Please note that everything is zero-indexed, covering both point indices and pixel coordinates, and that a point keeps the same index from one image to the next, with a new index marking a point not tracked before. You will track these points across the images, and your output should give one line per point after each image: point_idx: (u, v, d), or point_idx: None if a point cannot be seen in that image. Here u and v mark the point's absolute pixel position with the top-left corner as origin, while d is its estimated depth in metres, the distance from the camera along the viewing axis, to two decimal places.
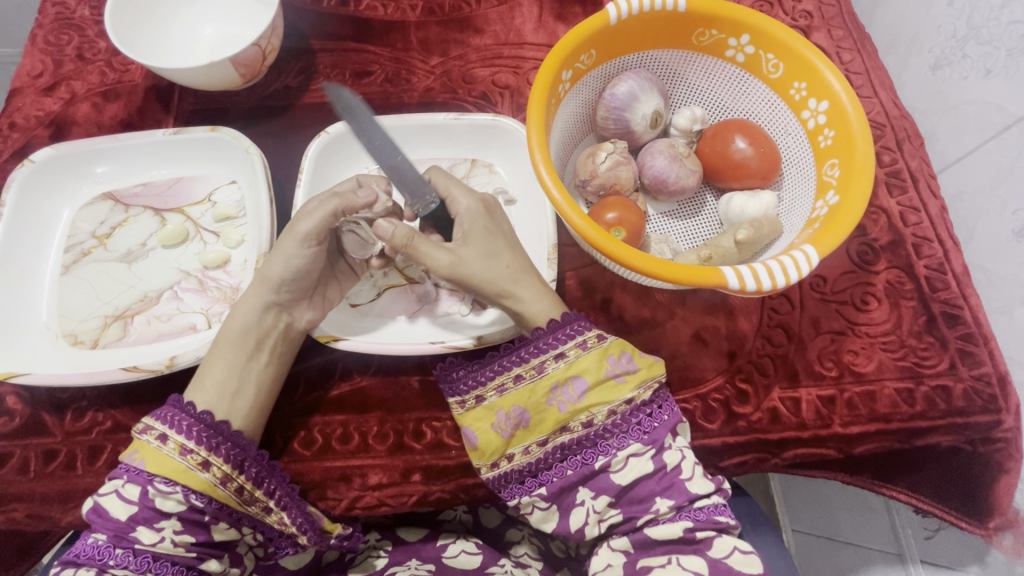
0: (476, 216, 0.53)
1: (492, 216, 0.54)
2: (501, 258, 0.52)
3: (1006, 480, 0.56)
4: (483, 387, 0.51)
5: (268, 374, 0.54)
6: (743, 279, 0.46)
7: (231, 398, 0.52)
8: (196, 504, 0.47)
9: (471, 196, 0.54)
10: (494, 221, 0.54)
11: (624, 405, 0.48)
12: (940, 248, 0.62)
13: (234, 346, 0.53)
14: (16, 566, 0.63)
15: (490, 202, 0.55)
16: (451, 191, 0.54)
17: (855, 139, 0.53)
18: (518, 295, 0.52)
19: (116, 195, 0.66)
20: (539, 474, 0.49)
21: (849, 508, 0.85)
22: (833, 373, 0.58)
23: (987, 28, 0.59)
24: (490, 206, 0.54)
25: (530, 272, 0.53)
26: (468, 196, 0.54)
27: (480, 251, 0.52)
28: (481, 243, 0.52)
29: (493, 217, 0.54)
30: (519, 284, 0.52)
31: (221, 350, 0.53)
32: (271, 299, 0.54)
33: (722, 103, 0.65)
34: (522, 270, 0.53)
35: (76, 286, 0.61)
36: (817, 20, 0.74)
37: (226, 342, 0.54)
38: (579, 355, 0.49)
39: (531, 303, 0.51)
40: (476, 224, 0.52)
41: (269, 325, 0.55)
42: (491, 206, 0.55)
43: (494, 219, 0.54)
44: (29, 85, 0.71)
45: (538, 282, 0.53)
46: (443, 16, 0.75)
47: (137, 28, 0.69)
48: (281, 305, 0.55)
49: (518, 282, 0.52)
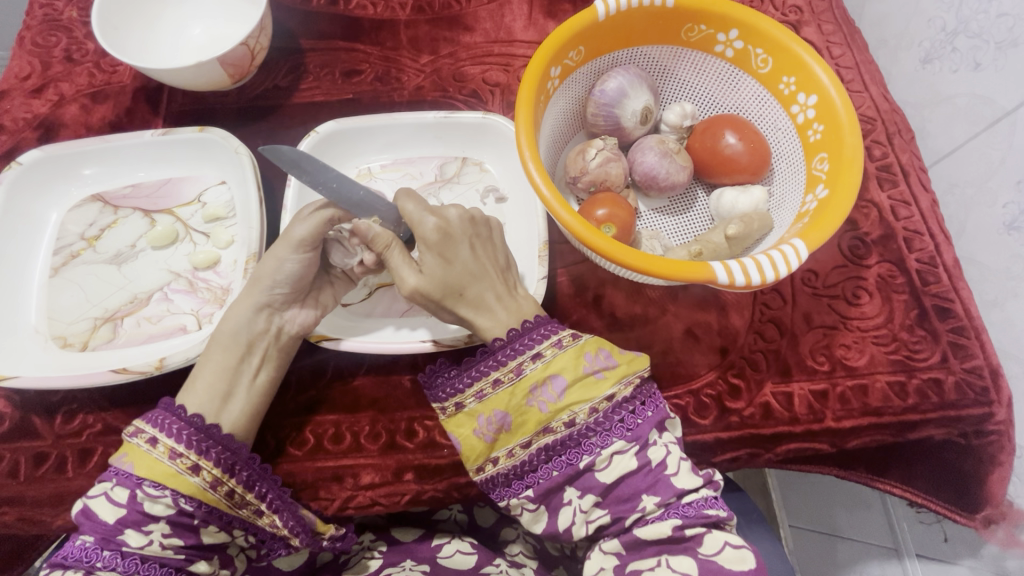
0: (431, 246, 0.50)
1: (451, 240, 0.51)
2: (461, 284, 0.51)
3: (999, 473, 0.56)
4: (462, 393, 0.51)
5: (262, 379, 0.54)
6: (732, 274, 0.46)
7: (222, 403, 0.52)
8: (185, 508, 0.47)
9: (428, 220, 0.51)
10: (452, 246, 0.51)
11: (605, 403, 0.48)
12: (932, 241, 0.62)
13: (226, 350, 0.53)
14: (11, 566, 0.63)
15: (450, 224, 0.51)
16: (409, 215, 0.52)
17: (844, 132, 0.53)
18: (477, 323, 0.52)
19: (105, 196, 0.66)
20: (525, 477, 0.49)
21: (845, 503, 0.85)
22: (825, 368, 0.58)
23: (976, 22, 0.59)
24: (448, 230, 0.51)
25: (490, 296, 0.52)
26: (425, 220, 0.51)
27: (438, 281, 0.50)
28: (438, 273, 0.50)
29: (452, 242, 0.51)
30: (478, 311, 0.51)
31: (212, 352, 0.53)
32: (261, 300, 0.54)
33: (713, 98, 0.65)
34: (482, 297, 0.51)
35: (66, 289, 0.61)
36: (807, 15, 0.74)
37: (218, 345, 0.53)
38: (555, 354, 0.49)
39: (487, 331, 0.51)
40: (431, 254, 0.50)
41: (260, 328, 0.55)
42: (452, 227, 0.51)
43: (453, 244, 0.51)
44: (17, 88, 0.71)
45: (499, 307, 0.52)
46: (432, 15, 0.74)
47: (124, 29, 0.68)
48: (274, 307, 0.55)
49: (477, 308, 0.51)
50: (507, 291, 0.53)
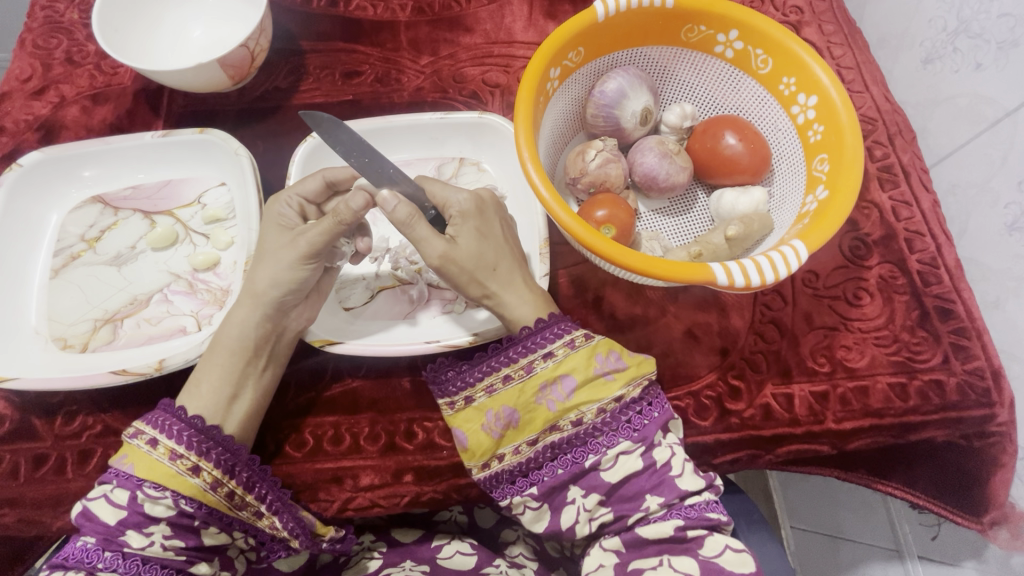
0: (470, 219, 0.51)
1: (486, 216, 0.52)
2: (493, 259, 0.51)
3: (1002, 474, 0.56)
4: (471, 387, 0.51)
5: (269, 378, 0.55)
6: (732, 275, 0.46)
7: (228, 406, 0.52)
8: (186, 509, 0.47)
9: (464, 194, 0.52)
10: (487, 222, 0.52)
11: (614, 403, 0.48)
12: (933, 242, 0.62)
13: (232, 354, 0.53)
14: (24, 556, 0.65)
15: (484, 202, 0.52)
16: (441, 189, 0.53)
17: (844, 133, 0.52)
18: (504, 298, 0.52)
19: (104, 198, 0.66)
20: (530, 474, 0.49)
21: (847, 504, 0.85)
22: (825, 369, 0.58)
23: (977, 21, 0.58)
24: (484, 207, 0.52)
25: (517, 274, 0.53)
26: (460, 194, 0.52)
27: (472, 253, 0.51)
28: (473, 245, 0.51)
29: (486, 219, 0.52)
30: (506, 287, 0.52)
31: (218, 355, 0.53)
32: (271, 309, 0.53)
33: (713, 99, 0.65)
34: (511, 273, 0.52)
35: (65, 290, 0.61)
36: (808, 15, 0.73)
37: (223, 347, 0.53)
38: (567, 354, 0.49)
39: (516, 307, 0.52)
40: (470, 226, 0.51)
41: (267, 331, 0.54)
42: (486, 205, 0.53)
43: (488, 220, 0.52)
44: (18, 90, 0.71)
45: (525, 285, 0.53)
46: (433, 16, 0.74)
47: (126, 30, 0.68)
48: (277, 314, 0.54)
49: (505, 283, 0.52)
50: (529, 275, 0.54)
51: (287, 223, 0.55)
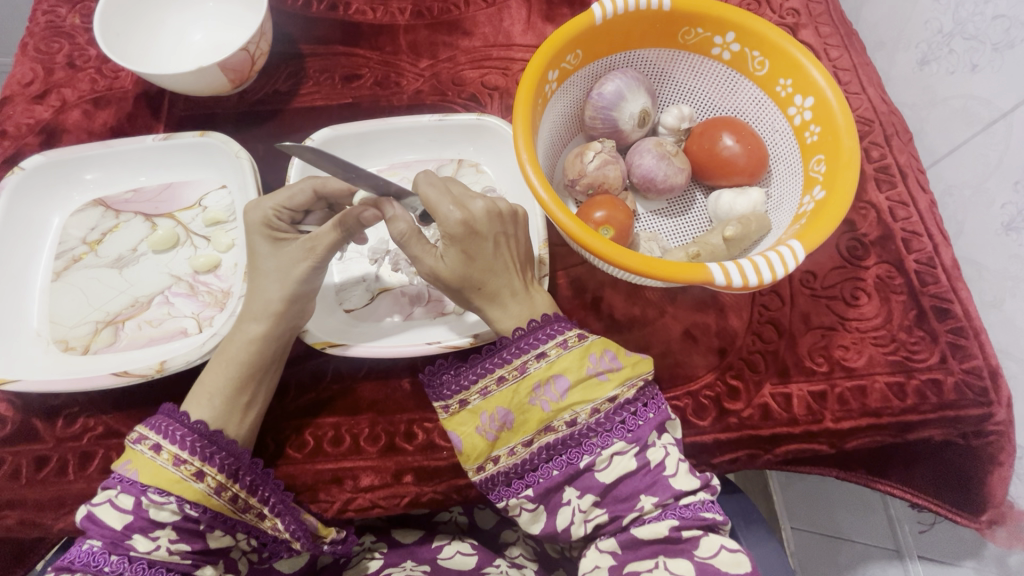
0: (455, 241, 0.48)
1: (475, 236, 0.49)
2: (477, 280, 0.50)
3: (999, 473, 0.56)
4: (466, 390, 0.51)
5: (275, 380, 0.56)
6: (730, 275, 0.46)
7: (240, 416, 0.52)
8: (191, 514, 0.47)
9: (453, 215, 0.48)
10: (476, 243, 0.49)
11: (607, 404, 0.48)
12: (930, 242, 0.62)
13: (243, 364, 0.53)
14: (27, 557, 0.65)
15: (476, 221, 0.48)
16: (433, 202, 0.48)
17: (841, 134, 0.53)
18: (487, 312, 0.52)
19: (107, 201, 0.67)
20: (525, 476, 0.49)
21: (847, 504, 0.85)
22: (823, 368, 0.58)
23: (972, 23, 0.59)
24: (474, 226, 0.48)
25: (504, 292, 0.51)
26: (449, 214, 0.48)
27: (455, 274, 0.49)
28: (458, 267, 0.49)
29: (476, 239, 0.49)
30: (491, 304, 0.51)
31: (228, 369, 0.52)
32: (279, 315, 0.53)
33: (711, 101, 0.65)
34: (499, 291, 0.51)
35: (68, 292, 0.62)
36: (805, 17, 0.74)
37: (236, 361, 0.53)
38: (560, 354, 0.49)
39: (497, 322, 0.52)
40: (455, 249, 0.48)
41: (274, 338, 0.54)
42: (478, 223, 0.48)
43: (477, 241, 0.49)
44: (20, 94, 0.72)
45: (512, 303, 0.51)
46: (432, 20, 0.75)
47: (127, 35, 0.69)
48: (284, 318, 0.54)
49: (489, 300, 0.51)
50: (523, 285, 0.52)
51: (279, 233, 0.55)
